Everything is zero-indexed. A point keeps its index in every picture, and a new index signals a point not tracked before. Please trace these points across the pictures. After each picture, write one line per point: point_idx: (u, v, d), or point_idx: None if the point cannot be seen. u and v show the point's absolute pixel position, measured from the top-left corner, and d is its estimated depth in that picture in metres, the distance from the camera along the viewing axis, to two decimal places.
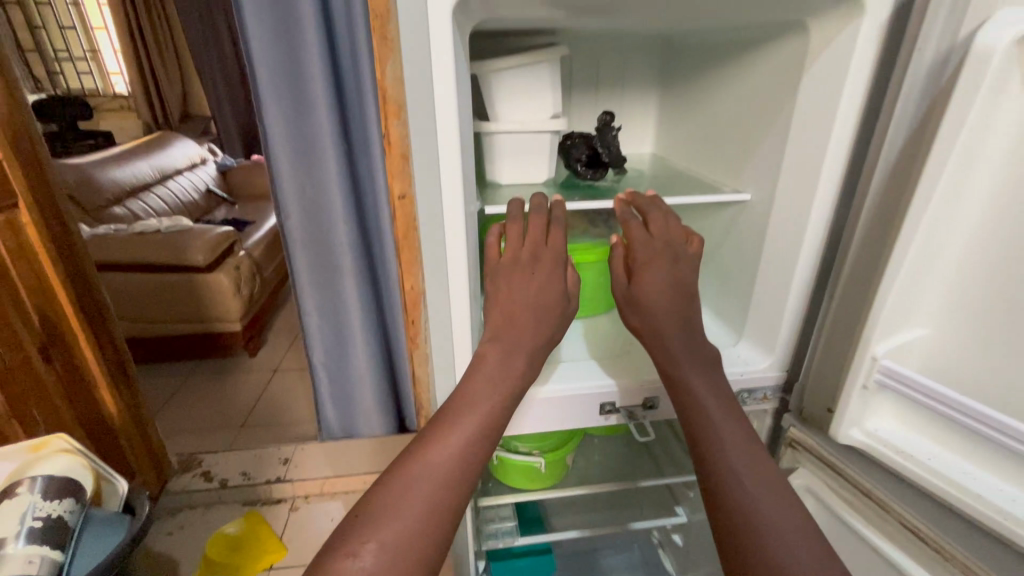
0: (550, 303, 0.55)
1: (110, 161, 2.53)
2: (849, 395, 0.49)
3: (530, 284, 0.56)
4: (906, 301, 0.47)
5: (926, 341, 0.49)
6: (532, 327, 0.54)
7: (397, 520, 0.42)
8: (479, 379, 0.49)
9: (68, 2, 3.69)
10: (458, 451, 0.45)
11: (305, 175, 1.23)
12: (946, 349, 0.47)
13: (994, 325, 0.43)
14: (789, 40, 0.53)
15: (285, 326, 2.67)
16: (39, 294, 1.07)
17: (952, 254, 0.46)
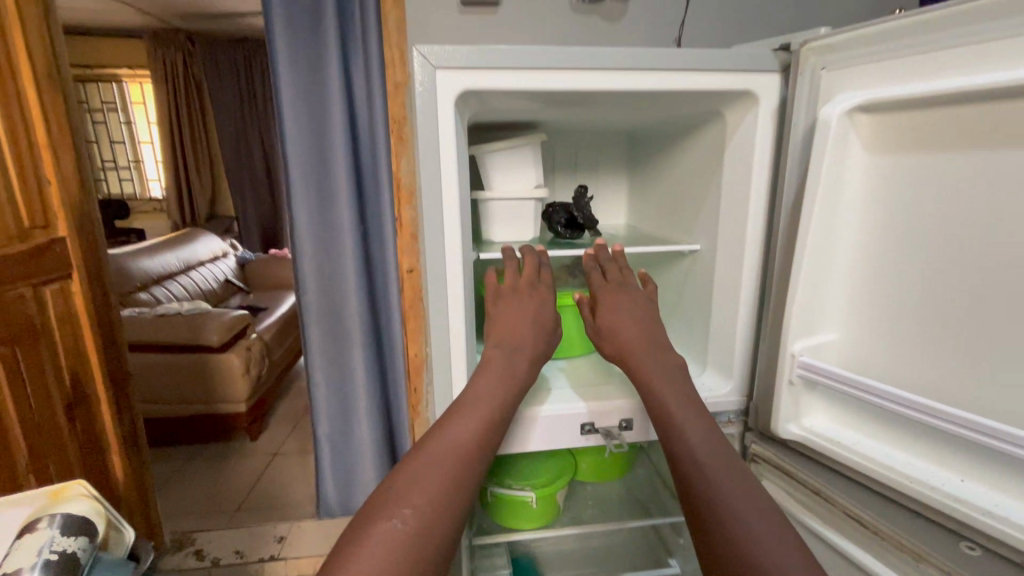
0: (543, 323, 0.67)
1: (141, 252, 2.75)
2: (782, 392, 0.57)
3: (525, 308, 0.67)
4: (815, 312, 0.57)
5: (835, 347, 0.59)
6: (528, 345, 0.64)
7: (421, 493, 0.49)
8: (484, 380, 0.59)
9: (122, 122, 4.22)
10: (469, 437, 0.54)
11: (323, 254, 1.38)
12: (852, 353, 0.57)
13: (885, 323, 0.54)
14: (712, 126, 0.69)
15: (288, 410, 2.70)
16: (74, 356, 1.16)
17: (842, 271, 0.57)
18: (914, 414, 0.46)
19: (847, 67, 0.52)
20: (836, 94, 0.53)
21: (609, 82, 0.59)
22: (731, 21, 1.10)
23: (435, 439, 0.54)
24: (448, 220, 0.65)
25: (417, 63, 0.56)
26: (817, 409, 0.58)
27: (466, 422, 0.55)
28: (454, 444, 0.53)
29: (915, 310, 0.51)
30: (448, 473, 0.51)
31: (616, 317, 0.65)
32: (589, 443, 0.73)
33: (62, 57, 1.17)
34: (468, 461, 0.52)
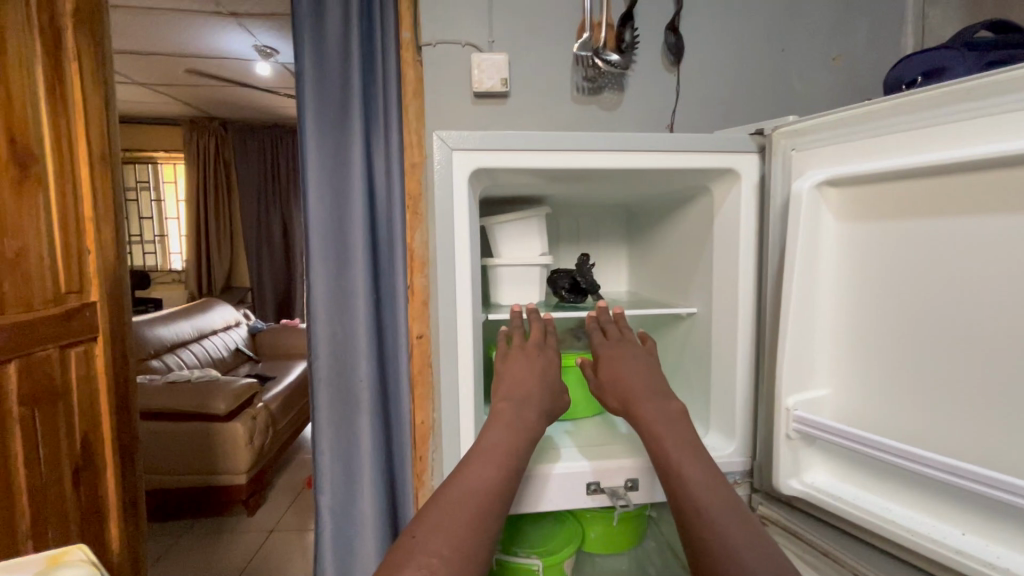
0: (549, 379, 0.70)
1: (158, 321, 2.82)
2: (781, 449, 0.59)
3: (532, 362, 0.71)
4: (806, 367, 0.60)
5: (831, 402, 0.60)
6: (535, 397, 0.67)
7: (441, 539, 0.51)
8: (493, 433, 0.62)
9: (153, 199, 4.50)
10: (485, 484, 0.56)
11: (336, 321, 1.44)
12: (848, 407, 0.59)
13: (874, 378, 0.56)
14: (701, 199, 0.75)
15: (288, 484, 2.62)
16: (87, 418, 1.18)
17: (829, 329, 0.60)
18: (908, 464, 0.47)
19: (814, 148, 0.59)
20: (806, 170, 0.59)
21: (605, 161, 0.66)
22: (717, 110, 1.22)
23: (453, 488, 0.56)
24: (458, 284, 0.70)
25: (436, 146, 0.64)
26: (817, 465, 0.59)
27: (482, 468, 0.58)
28: (471, 491, 0.56)
29: (900, 365, 0.54)
30: (467, 521, 0.53)
31: (619, 373, 0.68)
32: (595, 505, 0.73)
33: (114, 142, 1.30)
34: (486, 507, 0.55)
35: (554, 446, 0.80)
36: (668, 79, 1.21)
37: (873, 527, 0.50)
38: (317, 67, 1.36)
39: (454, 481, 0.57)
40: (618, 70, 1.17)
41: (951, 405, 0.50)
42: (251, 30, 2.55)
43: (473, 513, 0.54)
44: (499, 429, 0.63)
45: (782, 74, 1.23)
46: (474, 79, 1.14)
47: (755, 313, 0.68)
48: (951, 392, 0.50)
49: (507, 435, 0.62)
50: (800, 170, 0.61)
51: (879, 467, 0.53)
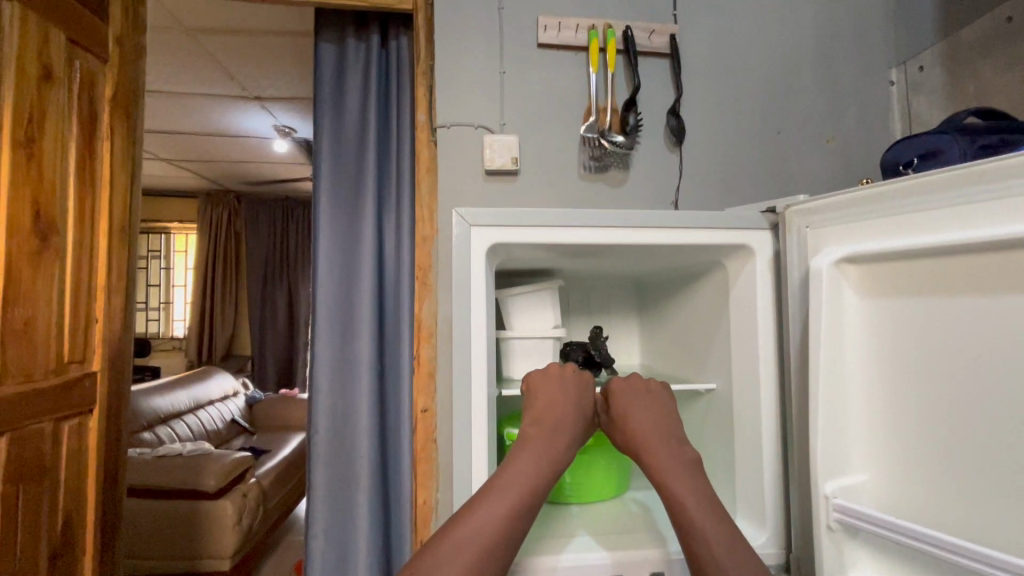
0: (583, 406, 0.69)
1: (155, 390, 2.77)
2: (822, 542, 0.54)
3: (566, 385, 0.70)
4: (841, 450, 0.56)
5: (869, 488, 0.56)
6: (568, 421, 0.66)
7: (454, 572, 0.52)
8: (518, 460, 0.61)
9: (162, 268, 4.57)
10: (501, 522, 0.56)
11: (339, 393, 1.40)
12: (889, 494, 0.55)
13: (918, 460, 0.53)
14: (714, 273, 0.76)
15: (274, 570, 2.44)
16: (71, 496, 1.12)
17: (861, 406, 0.58)
18: (977, 566, 0.43)
19: (830, 224, 0.60)
20: (824, 246, 0.60)
21: (620, 236, 0.67)
22: (719, 187, 1.26)
23: (468, 520, 0.56)
24: (473, 356, 0.68)
25: (455, 221, 0.65)
26: (863, 559, 0.54)
27: (504, 499, 0.58)
28: (486, 525, 0.56)
29: (945, 446, 0.51)
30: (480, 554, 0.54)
31: (637, 416, 0.67)
32: None
33: (135, 215, 1.34)
34: (497, 543, 0.55)
35: (568, 534, 0.75)
36: (671, 158, 1.26)
37: None
38: (335, 147, 1.44)
39: (470, 513, 0.57)
40: (623, 150, 1.22)
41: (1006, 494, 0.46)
42: (272, 112, 2.71)
43: (485, 544, 0.55)
44: (528, 459, 0.62)
45: (780, 154, 1.29)
46: (486, 157, 1.19)
47: (777, 389, 0.66)
48: (1008, 479, 0.46)
49: (532, 466, 0.61)
50: (816, 245, 0.61)
51: (937, 565, 0.48)
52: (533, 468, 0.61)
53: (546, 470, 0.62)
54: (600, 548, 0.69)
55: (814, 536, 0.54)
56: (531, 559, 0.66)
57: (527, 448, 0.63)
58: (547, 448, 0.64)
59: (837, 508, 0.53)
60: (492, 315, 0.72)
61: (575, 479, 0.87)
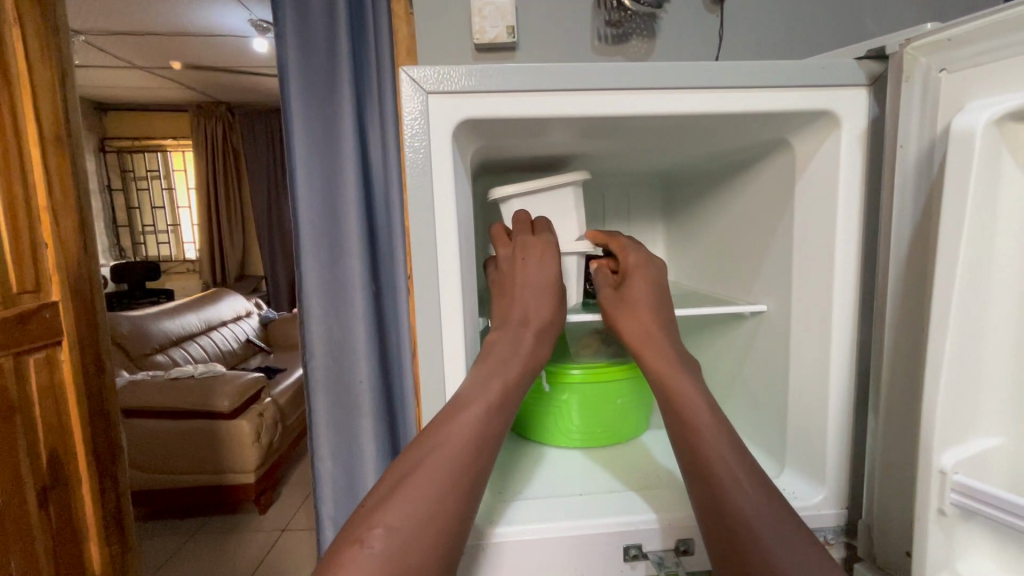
0: (548, 289, 0.59)
1: (164, 313, 2.74)
2: (926, 527, 0.39)
3: (537, 274, 0.59)
4: (968, 402, 0.39)
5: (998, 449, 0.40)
6: (537, 317, 0.57)
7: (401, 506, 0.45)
8: (482, 367, 0.53)
9: (163, 188, 4.41)
10: (464, 437, 0.49)
11: (332, 316, 1.28)
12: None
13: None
14: (774, 155, 0.56)
15: (301, 480, 2.54)
16: (54, 431, 1.06)
17: (1003, 337, 0.40)
18: None
19: (978, 66, 0.38)
20: (966, 102, 0.39)
21: (645, 106, 0.48)
22: (770, 55, 1.00)
23: (425, 444, 0.49)
24: (449, 278, 0.52)
25: (406, 87, 0.46)
26: (977, 546, 0.39)
27: (462, 413, 0.50)
28: (443, 443, 0.48)
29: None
30: (442, 479, 0.47)
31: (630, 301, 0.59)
32: (635, 574, 0.56)
33: (74, 121, 1.15)
34: (459, 463, 0.48)
35: (554, 491, 0.63)
36: (710, 20, 0.99)
37: None
38: (300, 26, 1.19)
39: (429, 438, 0.49)
40: (649, 10, 0.95)
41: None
42: (244, 3, 2.37)
43: (443, 466, 0.47)
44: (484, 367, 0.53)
45: (852, 9, 1.00)
46: (475, 28, 0.94)
47: (855, 313, 0.49)
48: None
49: (496, 373, 0.53)
50: (948, 102, 0.41)
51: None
52: (487, 389, 0.52)
53: (509, 370, 0.53)
54: (588, 511, 0.57)
55: (915, 518, 0.39)
56: (479, 533, 0.55)
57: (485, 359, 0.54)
58: (512, 347, 0.55)
59: (960, 491, 0.37)
60: (471, 223, 0.55)
61: (583, 419, 0.75)
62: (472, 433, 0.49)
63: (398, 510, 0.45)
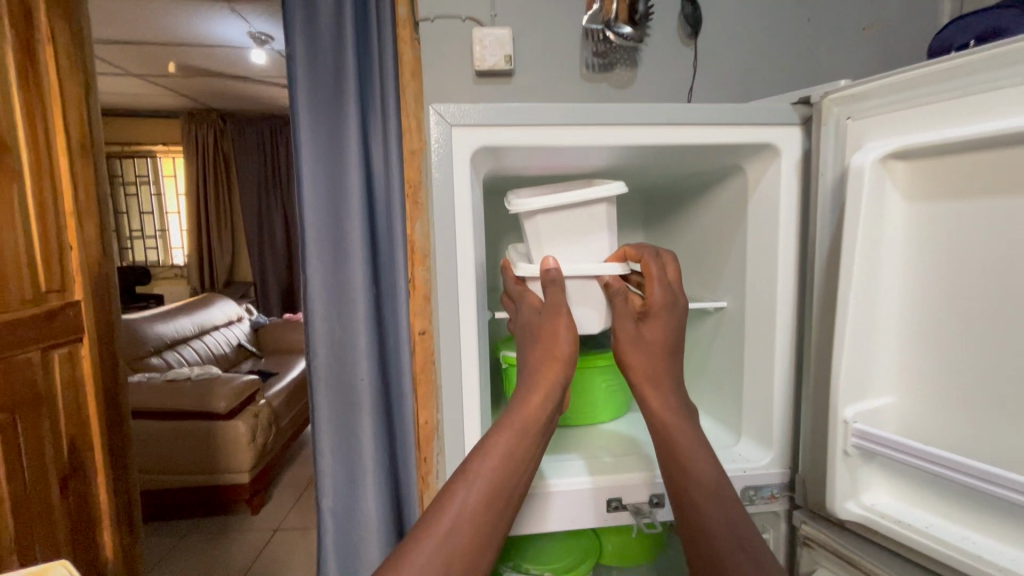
0: (551, 344, 0.61)
1: (157, 317, 2.77)
2: (834, 463, 0.50)
3: (537, 331, 0.63)
4: (868, 369, 0.51)
5: (894, 409, 0.52)
6: (543, 372, 0.60)
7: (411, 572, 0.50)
8: (496, 440, 0.56)
9: (153, 194, 4.44)
10: (474, 512, 0.53)
11: (335, 319, 1.37)
12: (913, 415, 0.50)
13: (956, 383, 0.47)
14: (732, 179, 0.67)
15: (293, 481, 2.59)
16: (74, 422, 1.12)
17: (894, 321, 0.51)
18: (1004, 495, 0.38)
19: (876, 114, 0.50)
20: (868, 141, 0.51)
21: (625, 137, 0.59)
22: (737, 84, 1.13)
23: (441, 517, 0.53)
24: (461, 280, 0.62)
25: (433, 120, 0.56)
26: (877, 483, 0.50)
27: (473, 485, 0.54)
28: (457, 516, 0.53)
29: (994, 372, 0.44)
30: (450, 549, 0.51)
31: (642, 342, 0.62)
32: (615, 523, 0.67)
33: (96, 132, 1.23)
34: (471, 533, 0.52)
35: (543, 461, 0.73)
36: (685, 53, 1.12)
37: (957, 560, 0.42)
38: (310, 48, 1.28)
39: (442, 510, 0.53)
40: (631, 43, 1.08)
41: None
42: (245, 17, 2.46)
43: (455, 537, 0.52)
44: (502, 439, 0.56)
45: (809, 46, 1.14)
46: (476, 56, 1.05)
47: (793, 306, 0.60)
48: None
49: (509, 445, 0.56)
50: (855, 141, 0.52)
51: (965, 494, 0.44)
52: (497, 465, 0.55)
53: (522, 443, 0.56)
54: (574, 472, 0.68)
55: (829, 460, 0.50)
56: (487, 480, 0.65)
57: (509, 419, 0.57)
58: (526, 418, 0.58)
59: (859, 435, 0.48)
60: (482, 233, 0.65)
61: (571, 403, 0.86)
62: (478, 508, 0.53)
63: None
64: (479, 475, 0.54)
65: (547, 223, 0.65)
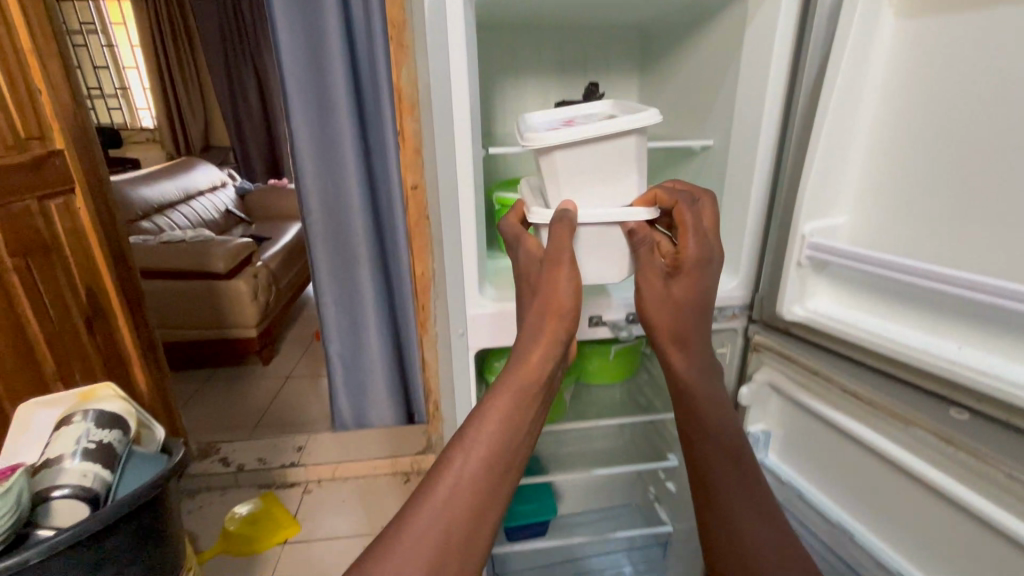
0: (553, 298, 0.56)
1: (139, 181, 2.70)
2: (789, 274, 0.57)
3: (542, 283, 0.57)
4: (828, 191, 0.57)
5: (849, 229, 0.58)
6: (546, 327, 0.55)
7: (405, 556, 0.45)
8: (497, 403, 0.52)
9: (103, 45, 3.99)
10: (472, 483, 0.49)
11: (326, 175, 1.37)
12: (863, 233, 0.56)
13: (897, 201, 0.52)
14: (732, 9, 0.66)
15: (298, 337, 2.78)
16: (85, 270, 1.17)
17: (862, 147, 0.56)
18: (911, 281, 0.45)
19: None
20: None
21: None
22: None
23: (437, 490, 0.48)
24: (456, 114, 0.63)
25: None
26: (824, 292, 0.58)
27: (472, 455, 0.50)
28: (454, 488, 0.48)
29: (931, 187, 0.49)
30: (446, 528, 0.47)
31: (660, 301, 0.58)
32: (595, 336, 0.76)
33: None
34: (470, 505, 0.48)
35: None
36: None
37: (868, 343, 0.50)
38: None
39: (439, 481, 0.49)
40: None
41: (973, 231, 0.46)
42: None
43: (452, 512, 0.48)
44: (501, 401, 0.52)
45: None
46: None
47: (775, 141, 0.64)
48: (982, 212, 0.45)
49: (509, 407, 0.52)
50: None
51: (891, 291, 0.51)
52: (498, 429, 0.51)
53: (523, 402, 0.53)
54: None
55: (783, 271, 0.58)
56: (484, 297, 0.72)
57: (509, 378, 0.53)
58: (527, 376, 0.53)
59: (810, 247, 0.55)
60: (476, 65, 0.64)
61: None
62: (476, 482, 0.49)
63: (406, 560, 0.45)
64: (478, 443, 0.50)
65: (567, 162, 0.58)
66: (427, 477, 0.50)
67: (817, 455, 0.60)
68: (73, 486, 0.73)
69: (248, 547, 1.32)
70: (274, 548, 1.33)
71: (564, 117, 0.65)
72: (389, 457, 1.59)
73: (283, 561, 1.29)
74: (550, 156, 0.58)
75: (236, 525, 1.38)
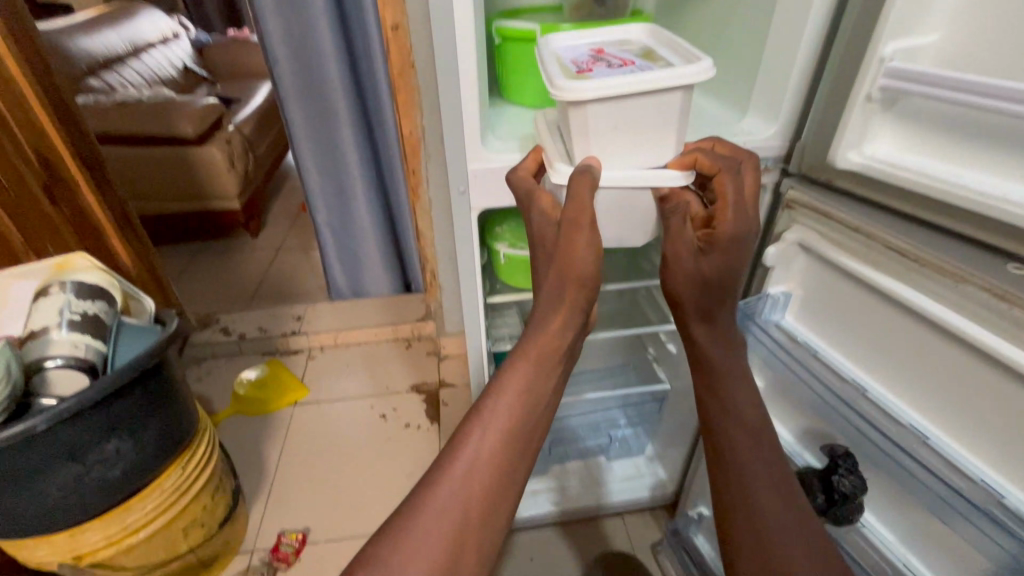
0: (574, 269, 0.48)
1: (76, 29, 2.35)
2: (851, 112, 0.50)
3: (563, 250, 0.48)
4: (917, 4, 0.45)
5: (936, 53, 0.47)
6: (565, 301, 0.49)
7: (422, 540, 0.44)
8: (511, 379, 0.49)
9: None
10: (488, 461, 0.47)
11: (291, 14, 1.26)
12: (955, 54, 0.45)
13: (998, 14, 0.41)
14: None
15: (283, 209, 2.67)
16: (30, 131, 1.04)
17: None
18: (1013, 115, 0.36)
19: None
20: None
21: None
22: None
23: (452, 472, 0.46)
24: None
25: None
26: (885, 136, 0.51)
27: (488, 435, 0.47)
28: (470, 469, 0.46)
29: None
30: (463, 512, 0.45)
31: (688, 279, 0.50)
32: None
33: None
34: (486, 487, 0.46)
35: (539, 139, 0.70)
36: None
37: (936, 195, 0.44)
38: None
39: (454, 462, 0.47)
40: None
41: None
42: None
43: (470, 494, 0.46)
44: (516, 377, 0.49)
45: None
46: None
47: None
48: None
49: (524, 382, 0.49)
50: None
51: (978, 129, 0.42)
52: (513, 409, 0.48)
53: (540, 377, 0.50)
54: None
55: (845, 108, 0.50)
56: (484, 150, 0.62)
57: (525, 351, 0.50)
58: (542, 351, 0.50)
59: (890, 78, 0.45)
60: None
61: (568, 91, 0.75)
62: (493, 461, 0.47)
63: (424, 549, 0.43)
64: (493, 421, 0.48)
65: (600, 119, 0.49)
66: (442, 456, 0.48)
67: (842, 317, 0.57)
68: (64, 358, 0.71)
69: (260, 409, 1.38)
70: (287, 409, 1.40)
71: (589, 56, 0.53)
72: (389, 325, 1.61)
73: (296, 422, 1.36)
74: (581, 110, 0.48)
75: (246, 389, 1.43)
